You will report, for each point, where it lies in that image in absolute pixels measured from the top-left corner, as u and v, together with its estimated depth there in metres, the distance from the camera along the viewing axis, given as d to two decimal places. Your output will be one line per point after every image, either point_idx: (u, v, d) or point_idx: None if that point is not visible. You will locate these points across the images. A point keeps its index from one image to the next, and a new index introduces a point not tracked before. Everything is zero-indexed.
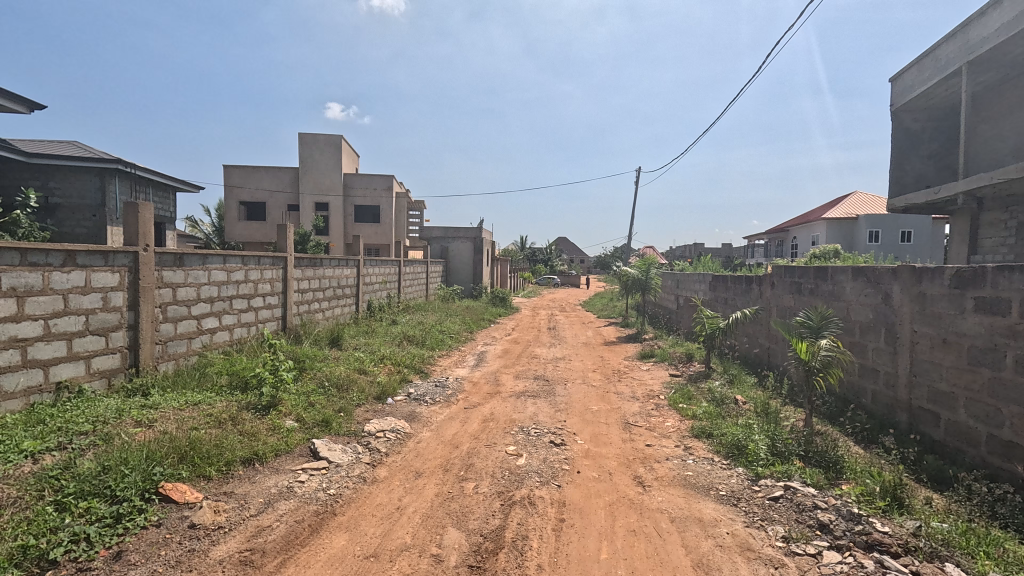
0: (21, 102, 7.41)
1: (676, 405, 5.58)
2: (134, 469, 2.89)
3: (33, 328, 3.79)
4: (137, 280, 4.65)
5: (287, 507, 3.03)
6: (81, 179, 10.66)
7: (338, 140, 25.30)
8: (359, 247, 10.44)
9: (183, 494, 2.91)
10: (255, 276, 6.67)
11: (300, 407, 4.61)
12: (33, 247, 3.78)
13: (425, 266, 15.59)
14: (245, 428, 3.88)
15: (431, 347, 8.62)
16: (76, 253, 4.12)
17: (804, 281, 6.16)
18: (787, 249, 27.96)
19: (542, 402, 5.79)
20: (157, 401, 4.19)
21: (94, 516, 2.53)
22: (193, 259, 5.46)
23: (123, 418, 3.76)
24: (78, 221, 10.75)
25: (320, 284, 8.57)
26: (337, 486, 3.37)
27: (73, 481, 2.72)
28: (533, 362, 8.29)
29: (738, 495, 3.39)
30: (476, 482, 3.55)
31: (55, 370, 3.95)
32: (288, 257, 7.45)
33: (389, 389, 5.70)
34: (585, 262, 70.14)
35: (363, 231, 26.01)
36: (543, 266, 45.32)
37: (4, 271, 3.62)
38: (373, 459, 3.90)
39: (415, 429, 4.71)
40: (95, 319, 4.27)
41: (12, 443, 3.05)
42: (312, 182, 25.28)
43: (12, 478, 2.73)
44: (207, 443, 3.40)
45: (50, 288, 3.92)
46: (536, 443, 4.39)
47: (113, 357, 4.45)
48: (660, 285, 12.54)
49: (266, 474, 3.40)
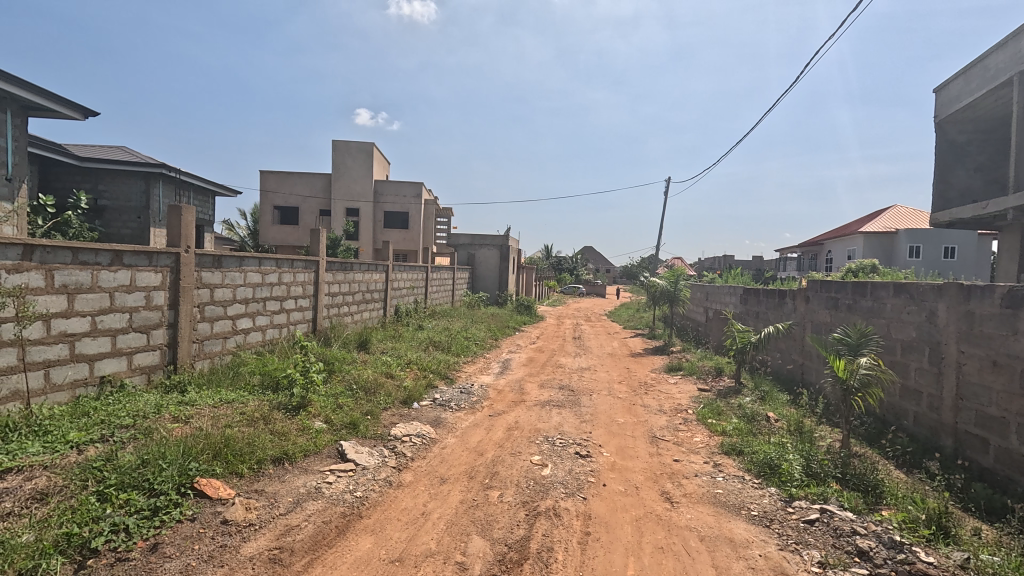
0: (76, 109, 7.83)
1: (704, 420, 5.45)
2: (171, 463, 2.97)
3: (81, 324, 3.97)
4: (178, 280, 4.83)
5: (315, 507, 3.07)
6: (127, 182, 11.14)
7: (369, 147, 25.90)
8: (388, 252, 10.59)
9: (217, 490, 2.98)
10: (288, 279, 6.84)
11: (328, 409, 4.69)
12: (85, 246, 3.96)
13: (451, 272, 15.71)
14: (276, 427, 3.95)
15: (456, 353, 8.68)
16: (123, 253, 4.29)
17: (841, 296, 5.94)
18: (822, 263, 27.16)
19: (567, 412, 5.74)
20: (193, 397, 4.33)
21: (133, 508, 2.60)
22: (230, 260, 5.64)
23: (161, 413, 3.89)
24: (123, 222, 11.20)
25: (349, 288, 8.74)
26: (363, 489, 3.40)
27: (114, 473, 2.81)
28: (558, 371, 8.25)
29: (771, 517, 3.28)
30: (501, 490, 3.53)
31: (99, 365, 4.13)
32: (320, 261, 7.63)
33: (416, 394, 5.74)
34: (611, 271, 69.70)
35: (392, 237, 26.41)
36: (568, 274, 45.14)
37: (58, 268, 3.79)
38: (399, 464, 3.93)
39: (441, 435, 4.73)
40: (138, 317, 4.44)
41: (59, 435, 3.21)
42: (343, 188, 25.87)
43: (59, 467, 2.86)
44: (241, 440, 3.48)
45: (98, 286, 4.09)
46: (562, 453, 4.35)
47: (153, 354, 4.61)
48: (689, 297, 12.29)
49: (295, 474, 3.46)
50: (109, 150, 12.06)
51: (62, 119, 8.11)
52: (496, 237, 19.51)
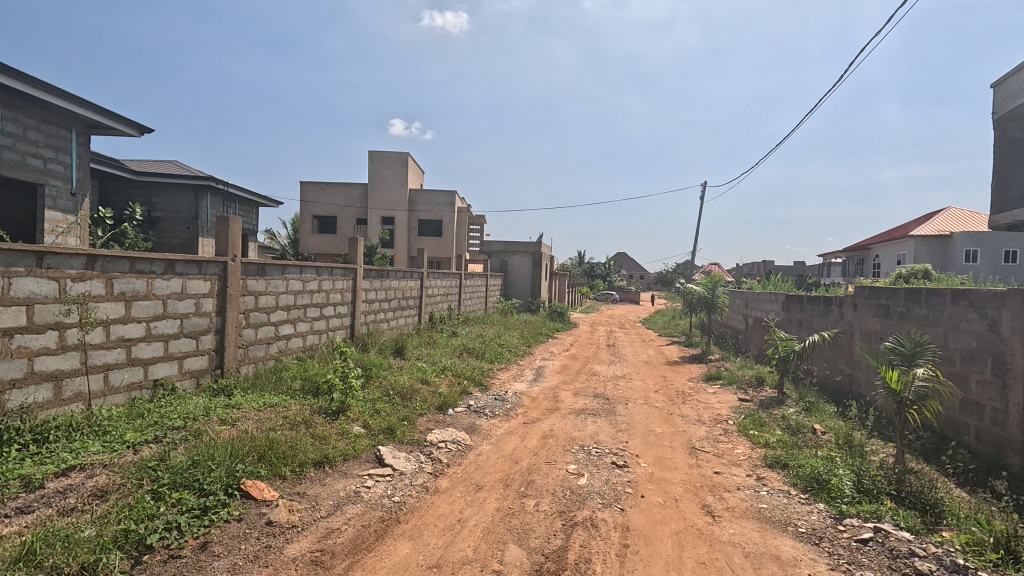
0: (132, 125, 8.30)
1: (746, 431, 5.28)
2: (219, 464, 3.08)
3: (137, 330, 4.18)
4: (225, 287, 5.04)
5: (354, 511, 3.12)
6: (178, 195, 11.73)
7: (404, 156, 26.45)
8: (423, 260, 10.75)
9: (261, 491, 3.07)
10: (327, 286, 7.03)
11: (366, 414, 4.77)
12: (141, 256, 4.17)
13: (484, 279, 15.80)
14: (317, 431, 4.05)
15: (490, 360, 8.71)
16: (175, 262, 4.51)
17: (892, 304, 5.66)
18: (869, 268, 26.02)
19: (602, 421, 5.66)
20: (239, 401, 4.49)
21: (184, 507, 2.71)
22: (274, 269, 5.85)
23: (210, 416, 4.05)
24: (174, 232, 11.78)
25: (386, 295, 8.92)
26: (401, 494, 3.44)
27: (167, 472, 2.93)
28: (593, 379, 8.15)
29: (820, 534, 3.13)
30: (537, 499, 3.51)
31: (153, 369, 4.34)
32: (357, 268, 7.80)
33: (451, 400, 5.78)
34: (645, 278, 68.74)
35: (427, 244, 26.81)
36: (601, 281, 44.74)
37: (118, 276, 4.01)
38: (436, 470, 3.96)
39: (476, 442, 4.74)
40: (188, 323, 4.65)
41: (117, 435, 3.40)
42: (379, 197, 26.48)
43: (117, 466, 3.02)
44: (284, 444, 3.58)
45: (153, 293, 4.31)
46: (598, 463, 4.29)
47: (202, 358, 4.82)
48: (727, 304, 11.96)
49: (335, 478, 3.53)
50: (162, 164, 12.74)
51: (120, 136, 8.61)
52: (529, 244, 19.55)
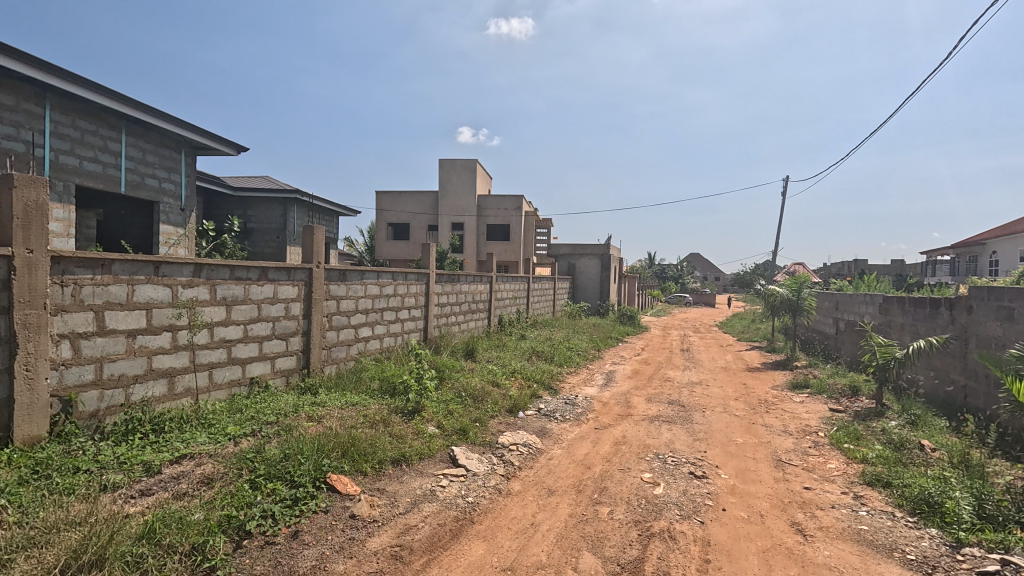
0: (229, 145, 9.10)
1: (840, 445, 4.86)
2: (308, 458, 3.28)
3: (236, 331, 4.57)
4: (311, 292, 5.39)
5: (430, 509, 3.20)
6: (269, 207, 12.71)
7: (473, 163, 27.04)
8: (492, 264, 10.90)
9: (345, 486, 3.23)
10: (402, 290, 7.32)
11: (440, 414, 4.90)
12: (240, 264, 4.56)
13: (552, 282, 15.78)
14: (395, 430, 4.21)
15: (559, 363, 8.66)
16: (268, 269, 4.88)
17: (1017, 306, 4.99)
18: (984, 266, 23.16)
19: (678, 429, 5.44)
20: (324, 399, 4.77)
21: (278, 497, 2.91)
22: (354, 274, 6.18)
23: (299, 412, 4.34)
24: (266, 242, 12.77)
25: (456, 299, 9.14)
26: (475, 495, 3.49)
27: (263, 464, 3.17)
28: (666, 385, 7.86)
29: (933, 563, 2.81)
30: (611, 507, 3.42)
31: (250, 368, 4.72)
32: (430, 273, 8.06)
33: (521, 403, 5.80)
34: (720, 280, 65.56)
35: (495, 249, 27.20)
36: (673, 283, 43.21)
37: (219, 283, 4.40)
38: (508, 472, 3.98)
39: (547, 446, 4.72)
40: (279, 325, 5.02)
41: (221, 427, 3.74)
42: (449, 204, 27.24)
43: (221, 456, 3.31)
44: (365, 441, 3.76)
45: (249, 298, 4.69)
46: (674, 472, 4.12)
47: (291, 358, 5.18)
48: (814, 307, 11.11)
49: (412, 476, 3.66)
50: (256, 180, 13.86)
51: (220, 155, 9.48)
52: (597, 246, 19.30)
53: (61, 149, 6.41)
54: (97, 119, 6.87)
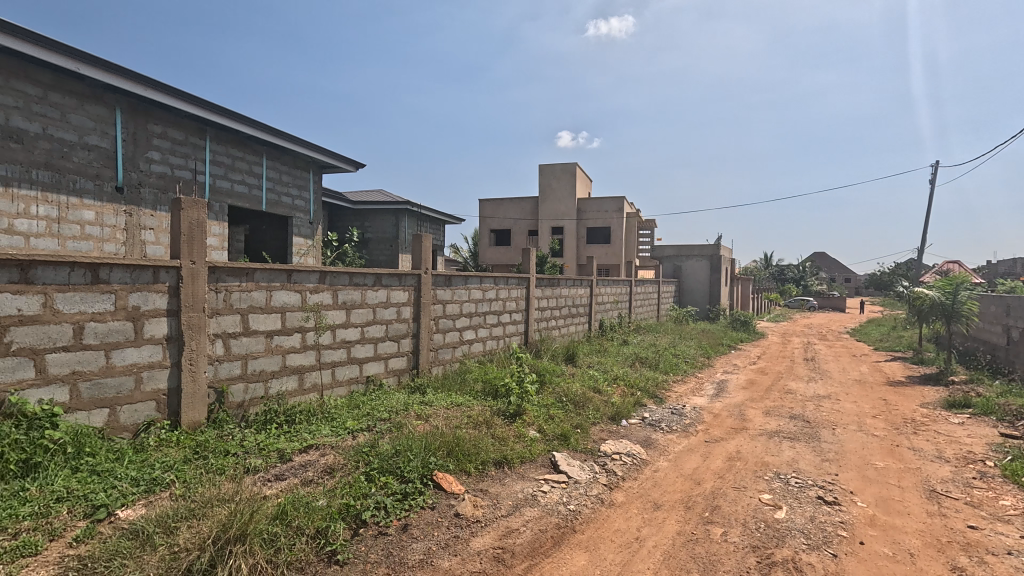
0: (349, 162, 9.97)
1: (1016, 478, 4.05)
2: (416, 455, 3.45)
3: (355, 333, 4.96)
4: (420, 297, 5.70)
5: (532, 514, 3.21)
6: (383, 218, 13.72)
7: (573, 167, 26.96)
8: (592, 268, 10.75)
9: (450, 484, 3.35)
10: (504, 294, 7.47)
11: (541, 419, 4.91)
12: (358, 271, 4.95)
13: (656, 286, 15.17)
14: (497, 432, 4.29)
15: (665, 371, 8.27)
16: (382, 276, 5.24)
17: None
18: None
19: (802, 447, 4.91)
20: (431, 398, 5.01)
21: (390, 490, 3.09)
22: (458, 279, 6.42)
23: (409, 410, 4.60)
24: (381, 251, 13.79)
25: (557, 303, 9.13)
26: (576, 503, 3.43)
27: (377, 458, 3.39)
28: (787, 398, 7.15)
29: None
30: (725, 528, 3.17)
31: (366, 367, 5.10)
32: (530, 277, 8.13)
33: (624, 411, 5.61)
34: (852, 281, 58.54)
35: (596, 252, 26.82)
36: (793, 286, 39.41)
37: (341, 288, 4.81)
38: (610, 482, 3.86)
39: (652, 457, 4.51)
40: (392, 328, 5.37)
41: (341, 422, 4.08)
42: (549, 208, 27.41)
43: (341, 448, 3.60)
44: (469, 441, 3.87)
45: (366, 302, 5.07)
46: (799, 496, 3.71)
47: (402, 359, 5.51)
48: (977, 312, 9.45)
49: (514, 479, 3.69)
50: (372, 193, 15.06)
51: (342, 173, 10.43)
52: (705, 247, 18.22)
53: (217, 174, 7.47)
54: (245, 147, 7.90)
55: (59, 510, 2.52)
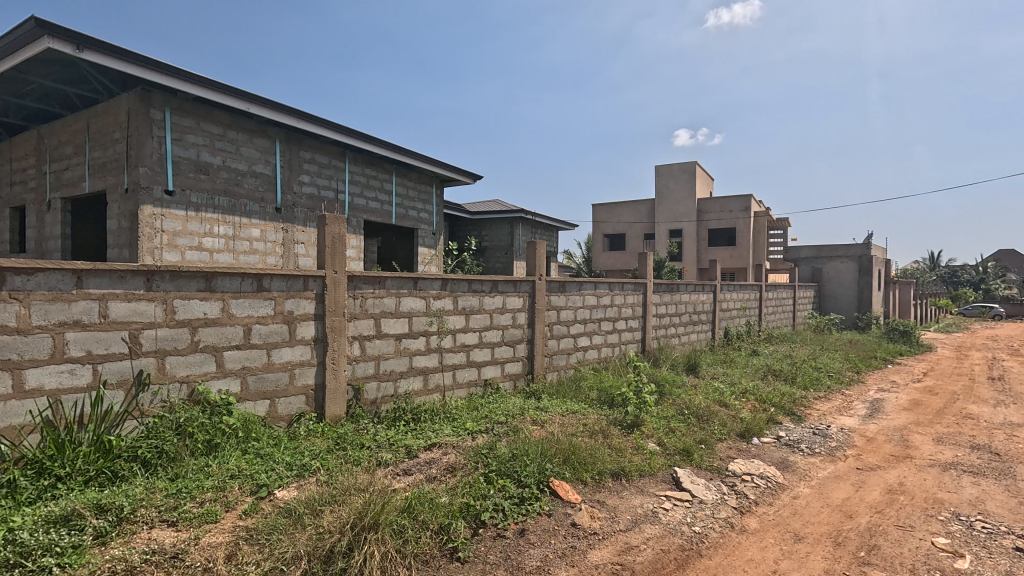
0: (467, 175, 10.47)
1: None
2: (532, 461, 3.46)
3: (473, 338, 5.16)
4: (534, 303, 5.77)
5: (653, 532, 3.05)
6: (499, 227, 14.18)
7: (692, 166, 25.56)
8: (716, 272, 10.04)
9: (566, 492, 3.31)
10: (619, 300, 7.27)
11: (661, 432, 4.66)
12: (476, 278, 5.14)
13: (791, 291, 13.73)
14: (614, 442, 4.16)
15: (803, 385, 7.41)
16: (498, 282, 5.39)
17: None
18: None
19: (990, 484, 4.06)
20: (546, 404, 5.02)
21: (507, 494, 3.14)
22: (572, 285, 6.39)
23: (525, 415, 4.65)
24: (497, 258, 14.25)
25: (676, 309, 8.66)
26: (702, 525, 3.19)
27: (495, 460, 3.47)
28: (967, 424, 5.99)
29: None
30: (887, 573, 2.72)
31: (484, 371, 5.28)
32: (647, 283, 7.82)
33: (755, 428, 5.12)
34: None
35: (719, 255, 25.06)
36: (970, 290, 33.17)
37: (460, 295, 5.04)
38: (741, 505, 3.53)
39: (790, 481, 4.05)
40: (508, 333, 5.49)
41: (461, 423, 4.26)
42: (667, 210, 26.24)
43: (462, 448, 3.75)
44: (585, 450, 3.80)
45: (483, 308, 5.25)
46: (988, 544, 3.06)
47: (517, 364, 5.62)
48: None
49: (632, 493, 3.54)
50: (488, 203, 15.66)
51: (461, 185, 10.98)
52: (852, 246, 16.10)
53: (354, 192, 8.29)
54: (377, 166, 8.68)
55: (233, 485, 2.95)
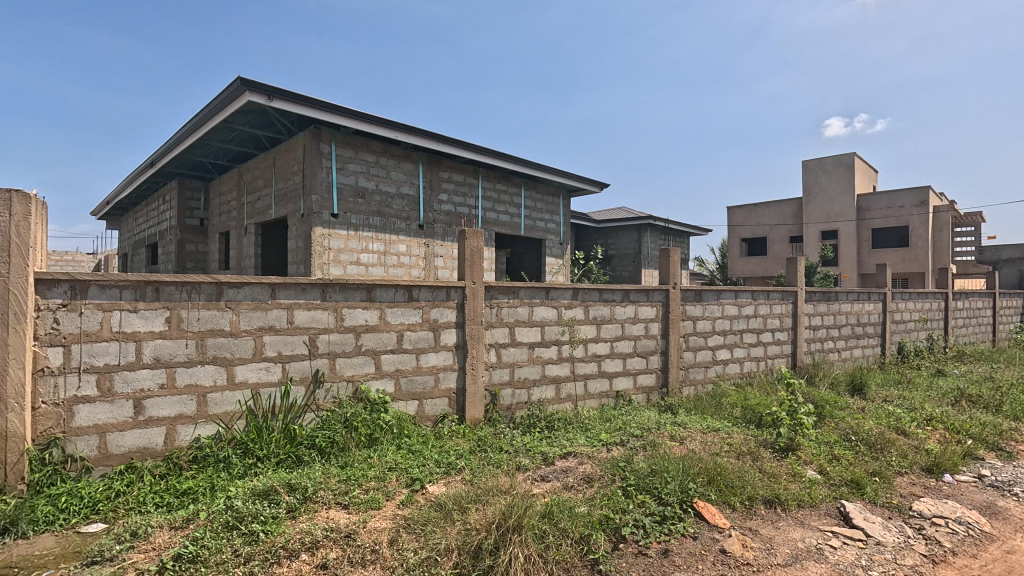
0: (594, 184, 10.43)
1: None
2: (674, 478, 3.30)
3: (605, 347, 5.10)
4: (668, 313, 5.53)
5: (819, 571, 2.71)
6: (626, 235, 13.86)
7: (850, 158, 22.54)
8: (885, 278, 8.70)
9: (713, 516, 3.09)
10: (764, 311, 6.65)
11: (822, 459, 4.14)
12: (608, 287, 5.08)
13: (989, 300, 11.35)
14: (766, 466, 3.80)
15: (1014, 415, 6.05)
16: (630, 291, 5.28)
17: None
18: None
19: None
20: (684, 420, 4.76)
21: (648, 510, 3.03)
22: (710, 294, 6.00)
23: (662, 430, 4.45)
24: (624, 266, 13.93)
25: (835, 321, 7.66)
26: (883, 571, 2.76)
27: (633, 474, 3.37)
28: None
29: None
30: None
31: (616, 382, 5.18)
32: (798, 291, 7.04)
33: (947, 463, 4.30)
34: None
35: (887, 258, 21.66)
36: None
37: (591, 304, 5.02)
38: (933, 553, 2.99)
39: (1001, 532, 3.32)
40: (640, 344, 5.34)
41: (595, 434, 4.22)
42: (817, 210, 23.43)
43: (598, 459, 3.71)
44: (732, 472, 3.52)
45: (615, 318, 5.17)
46: None
47: (650, 376, 5.42)
48: None
49: (790, 524, 3.19)
50: (614, 212, 15.41)
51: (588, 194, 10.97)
52: None
53: (487, 207, 8.73)
54: (507, 181, 9.05)
55: (391, 476, 3.27)
